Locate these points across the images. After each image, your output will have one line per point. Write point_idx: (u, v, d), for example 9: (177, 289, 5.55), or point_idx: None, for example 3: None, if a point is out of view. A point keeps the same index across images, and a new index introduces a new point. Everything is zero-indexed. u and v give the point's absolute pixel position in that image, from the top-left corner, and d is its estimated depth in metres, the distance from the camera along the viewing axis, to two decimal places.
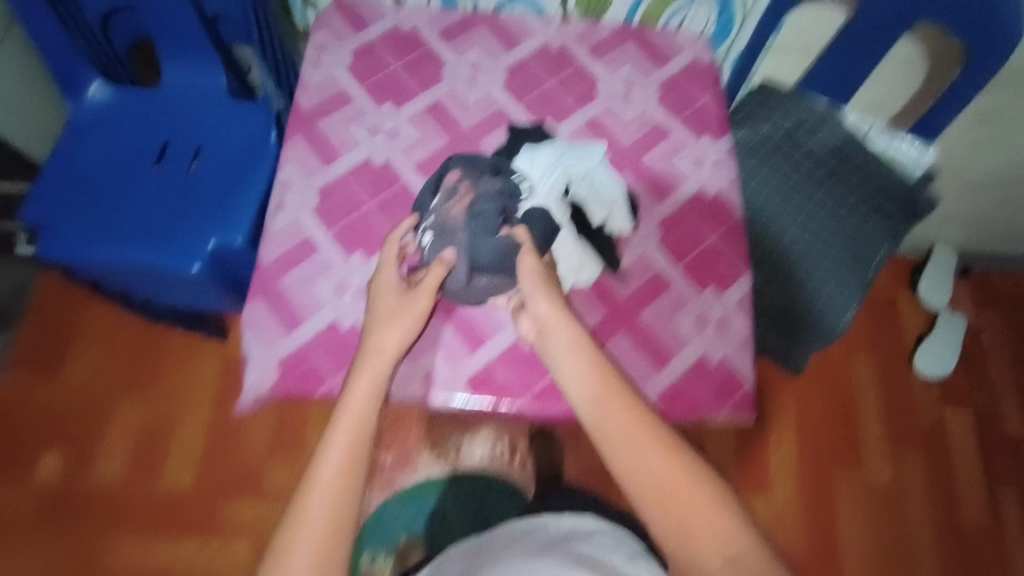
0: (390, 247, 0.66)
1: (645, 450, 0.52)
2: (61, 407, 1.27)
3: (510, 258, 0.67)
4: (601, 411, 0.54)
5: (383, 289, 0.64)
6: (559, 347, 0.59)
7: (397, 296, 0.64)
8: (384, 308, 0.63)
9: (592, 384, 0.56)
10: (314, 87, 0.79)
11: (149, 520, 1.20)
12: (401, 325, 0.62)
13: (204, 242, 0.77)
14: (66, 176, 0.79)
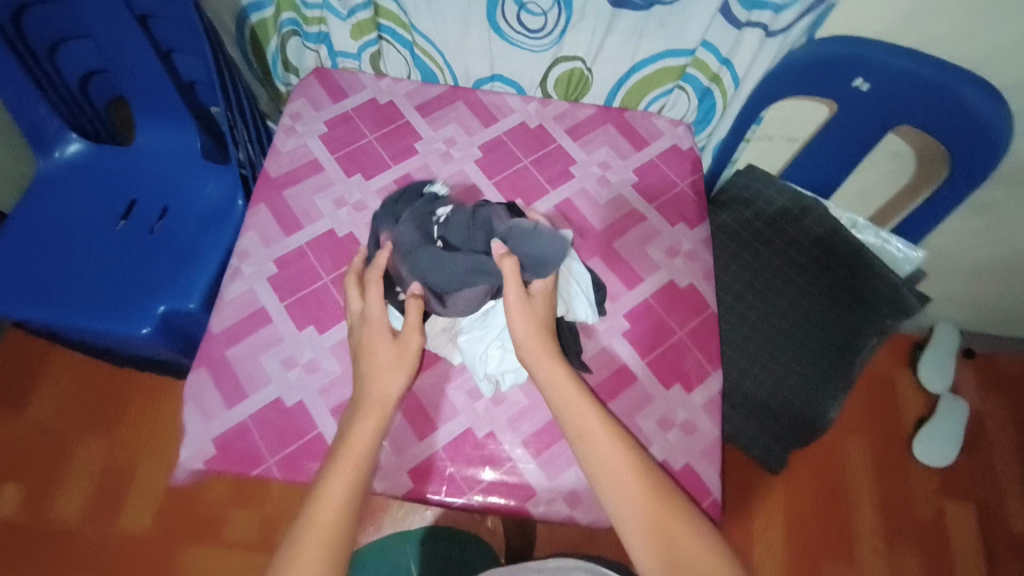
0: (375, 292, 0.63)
1: (629, 485, 0.57)
2: (18, 444, 1.20)
3: (470, 270, 0.64)
4: (592, 448, 0.58)
5: (376, 338, 0.62)
6: (550, 387, 0.61)
7: (392, 342, 0.62)
8: (376, 357, 0.61)
9: (584, 431, 0.59)
10: (286, 155, 0.80)
11: (101, 565, 1.12)
12: (400, 372, 0.61)
13: (156, 302, 0.74)
14: (29, 229, 0.78)
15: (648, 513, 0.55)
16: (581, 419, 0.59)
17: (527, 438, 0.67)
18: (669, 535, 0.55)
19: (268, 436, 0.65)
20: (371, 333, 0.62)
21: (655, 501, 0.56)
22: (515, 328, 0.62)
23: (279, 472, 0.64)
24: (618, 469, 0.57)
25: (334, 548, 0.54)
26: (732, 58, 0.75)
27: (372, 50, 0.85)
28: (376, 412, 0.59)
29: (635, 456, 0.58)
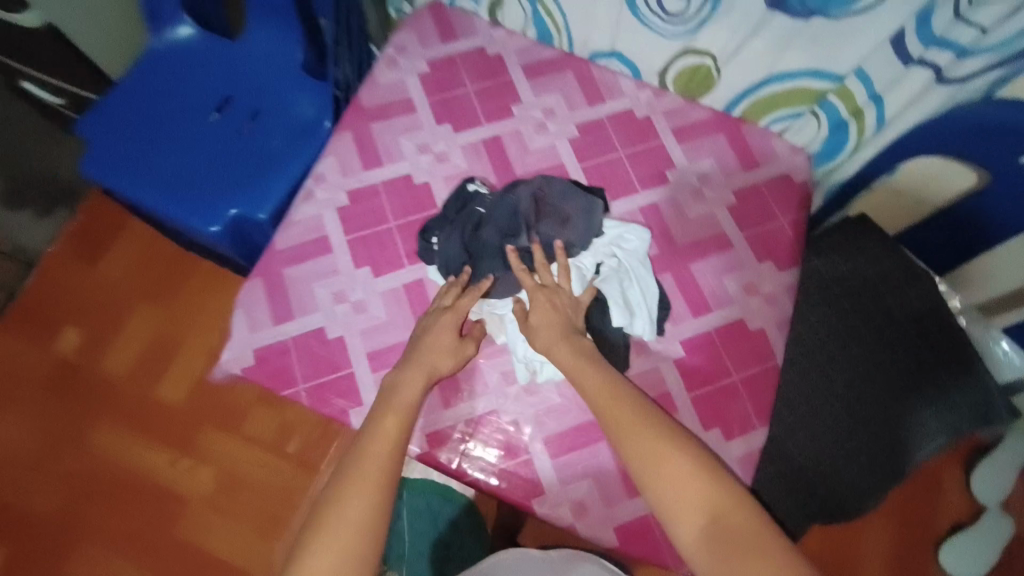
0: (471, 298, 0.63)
1: (638, 436, 0.55)
2: (88, 291, 1.30)
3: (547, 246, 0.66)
4: (603, 402, 0.57)
5: (444, 330, 0.62)
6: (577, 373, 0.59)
7: (454, 337, 0.62)
8: (433, 339, 0.61)
9: (601, 390, 0.58)
10: (382, 87, 0.78)
11: (134, 422, 1.22)
12: (451, 359, 0.61)
13: (230, 204, 0.75)
14: (133, 103, 0.81)
15: (672, 480, 0.53)
16: (600, 392, 0.57)
17: (549, 437, 0.64)
18: (696, 498, 0.52)
19: (304, 361, 0.65)
20: (440, 325, 0.62)
21: (678, 467, 0.53)
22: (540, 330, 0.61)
23: (306, 398, 0.65)
24: (638, 439, 0.55)
25: (386, 487, 0.54)
26: (884, 95, 0.67)
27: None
28: (421, 375, 0.60)
29: (655, 423, 0.55)
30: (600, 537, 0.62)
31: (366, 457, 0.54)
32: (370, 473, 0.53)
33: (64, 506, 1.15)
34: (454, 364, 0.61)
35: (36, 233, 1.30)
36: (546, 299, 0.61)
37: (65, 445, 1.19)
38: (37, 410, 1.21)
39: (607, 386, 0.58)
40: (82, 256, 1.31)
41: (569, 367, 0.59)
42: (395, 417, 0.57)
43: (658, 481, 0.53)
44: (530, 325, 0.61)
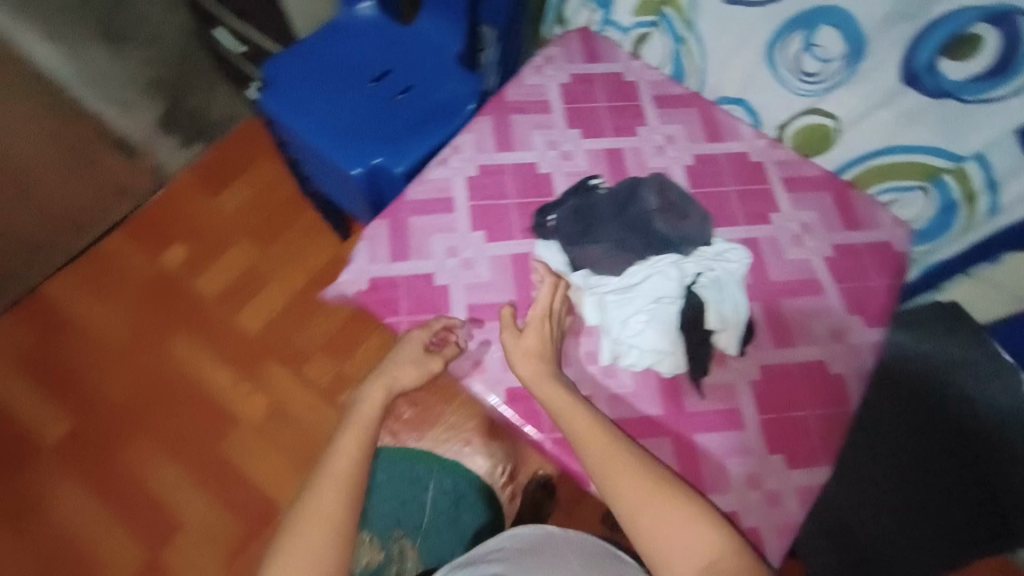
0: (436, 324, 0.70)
1: (623, 479, 0.58)
2: (201, 218, 1.44)
3: (667, 236, 0.74)
4: (589, 442, 0.60)
5: (414, 346, 0.68)
6: (561, 407, 0.62)
7: (422, 351, 0.68)
8: (401, 350, 0.68)
9: (584, 431, 0.61)
10: (527, 87, 0.87)
11: (211, 340, 1.33)
12: (414, 371, 0.67)
13: (372, 156, 0.85)
14: (311, 59, 0.94)
15: (662, 523, 0.55)
16: (588, 431, 0.61)
17: (617, 421, 0.67)
18: (689, 539, 0.55)
19: (411, 298, 0.72)
20: (410, 343, 0.68)
21: (668, 508, 0.56)
22: (521, 366, 0.65)
23: (407, 331, 0.71)
24: (627, 481, 0.58)
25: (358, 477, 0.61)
26: (1003, 182, 0.70)
27: (642, 31, 0.89)
28: (383, 388, 0.66)
29: (643, 468, 0.58)
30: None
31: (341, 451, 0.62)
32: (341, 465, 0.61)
33: (133, 399, 1.29)
34: (416, 376, 0.67)
35: (169, 155, 1.44)
36: (540, 322, 0.66)
37: (149, 346, 1.33)
38: (136, 311, 1.36)
39: (591, 423, 0.61)
40: (204, 188, 1.47)
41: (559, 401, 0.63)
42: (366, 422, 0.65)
43: (648, 523, 0.56)
44: (524, 341, 0.66)
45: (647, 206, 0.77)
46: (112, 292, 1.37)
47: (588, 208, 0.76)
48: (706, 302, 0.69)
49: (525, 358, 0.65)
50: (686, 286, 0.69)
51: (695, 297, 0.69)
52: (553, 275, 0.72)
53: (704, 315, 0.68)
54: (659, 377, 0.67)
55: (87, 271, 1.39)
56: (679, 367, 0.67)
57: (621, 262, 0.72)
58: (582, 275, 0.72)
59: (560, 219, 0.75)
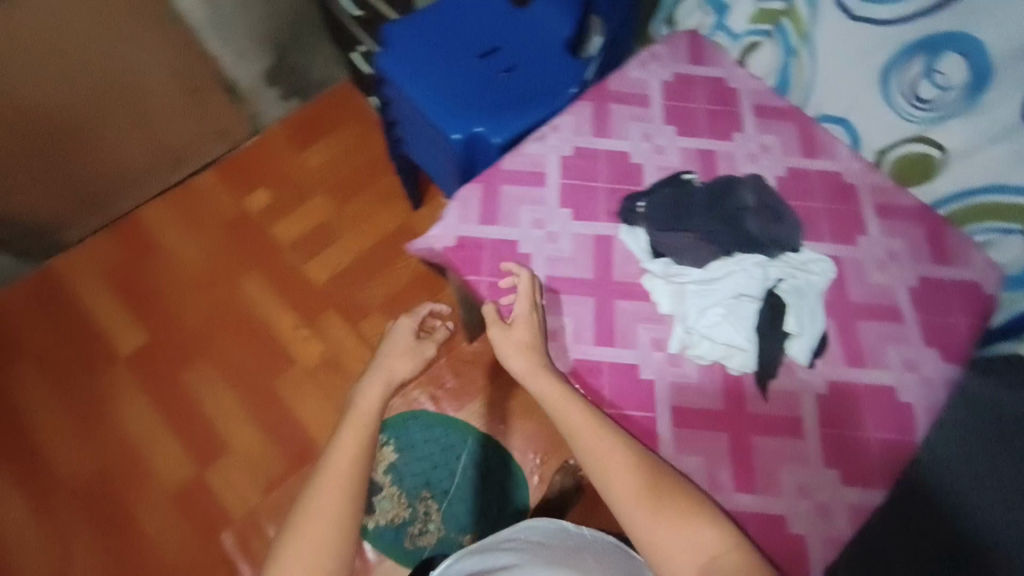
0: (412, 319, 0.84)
1: (619, 474, 0.60)
2: (287, 168, 1.52)
3: (756, 236, 0.75)
4: (585, 437, 0.62)
5: (402, 338, 0.80)
6: (552, 401, 0.65)
7: (411, 341, 0.80)
8: (394, 344, 0.79)
9: (578, 425, 0.63)
10: (629, 79, 0.89)
11: (280, 282, 1.41)
12: (408, 359, 0.78)
13: (472, 125, 0.89)
14: (427, 27, 0.99)
15: (661, 516, 0.56)
16: (585, 425, 0.62)
17: (677, 408, 0.68)
18: (689, 532, 0.56)
19: (493, 261, 0.75)
20: (399, 338, 0.80)
21: (665, 503, 0.58)
22: (516, 362, 0.68)
23: (485, 291, 0.74)
24: (623, 476, 0.59)
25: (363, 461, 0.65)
26: None
27: (753, 41, 0.89)
28: (381, 381, 0.75)
29: (637, 464, 0.60)
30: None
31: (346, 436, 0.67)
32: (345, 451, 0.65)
33: (203, 324, 1.36)
34: (412, 363, 0.78)
35: (268, 104, 1.52)
36: (527, 319, 0.69)
37: (223, 279, 1.41)
38: (215, 244, 1.44)
39: (585, 417, 0.63)
40: (294, 141, 1.55)
41: (554, 396, 0.65)
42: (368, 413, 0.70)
43: (648, 516, 0.57)
44: (512, 333, 0.69)
45: (740, 205, 0.77)
46: (196, 224, 1.46)
47: (679, 198, 0.78)
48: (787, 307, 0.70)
49: (519, 351, 0.67)
50: (768, 288, 0.71)
51: (776, 300, 0.70)
52: (635, 259, 0.74)
53: (783, 318, 0.70)
54: (725, 374, 0.68)
55: (178, 201, 1.49)
56: (749, 367, 0.68)
57: (706, 255, 0.74)
58: (663, 263, 0.74)
59: (649, 205, 0.77)
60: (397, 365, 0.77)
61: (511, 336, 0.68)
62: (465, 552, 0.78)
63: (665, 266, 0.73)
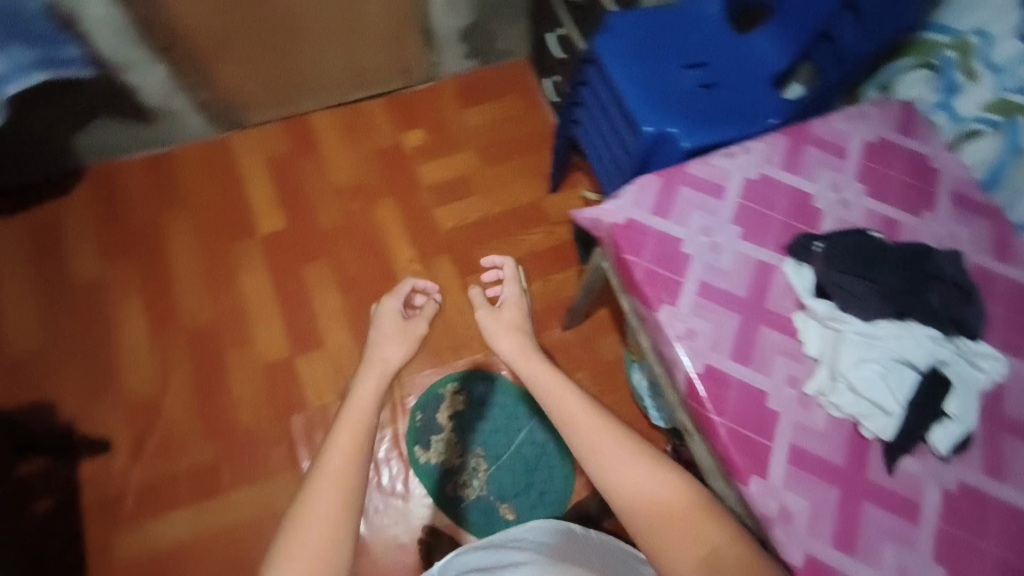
0: (389, 305, 0.93)
1: (615, 464, 0.64)
2: (447, 119, 1.61)
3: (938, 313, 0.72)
4: (578, 428, 0.68)
5: (390, 321, 0.89)
6: (546, 391, 0.73)
7: (400, 322, 0.89)
8: (383, 331, 0.87)
9: (574, 413, 0.69)
10: (832, 129, 0.89)
11: (409, 218, 1.49)
12: (400, 346, 0.84)
13: (667, 126, 0.89)
14: (647, 21, 0.98)
15: (660, 511, 0.60)
16: (581, 415, 0.69)
17: (794, 446, 0.67)
18: (690, 526, 0.59)
19: (654, 251, 0.77)
20: (388, 321, 0.89)
21: (664, 501, 0.61)
22: (504, 344, 0.83)
23: (639, 275, 0.76)
24: (622, 470, 0.63)
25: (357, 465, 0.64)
26: None
27: (975, 129, 0.88)
28: (377, 374, 0.77)
29: (638, 455, 0.64)
30: (789, 549, 0.63)
31: (339, 441, 0.65)
32: (338, 454, 0.64)
33: (332, 230, 1.47)
34: (405, 347, 0.84)
35: (452, 58, 1.59)
36: (514, 304, 0.90)
37: (362, 197, 1.51)
38: (364, 165, 1.54)
39: (582, 407, 0.70)
40: (461, 97, 1.63)
41: (550, 388, 0.73)
42: (360, 417, 0.69)
43: (645, 510, 0.61)
44: (504, 314, 0.88)
45: (926, 276, 0.74)
46: (352, 141, 1.57)
47: (864, 249, 0.75)
48: (949, 388, 0.67)
49: (509, 331, 0.84)
50: (934, 364, 0.68)
51: (940, 378, 0.67)
52: (794, 295, 0.75)
53: (943, 399, 0.67)
54: (854, 433, 0.68)
55: (345, 118, 1.59)
56: (885, 435, 0.66)
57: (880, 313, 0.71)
58: (825, 308, 0.73)
59: (828, 248, 0.76)
60: (390, 348, 0.82)
61: (500, 316, 0.87)
62: (471, 548, 0.87)
63: (826, 312, 0.72)
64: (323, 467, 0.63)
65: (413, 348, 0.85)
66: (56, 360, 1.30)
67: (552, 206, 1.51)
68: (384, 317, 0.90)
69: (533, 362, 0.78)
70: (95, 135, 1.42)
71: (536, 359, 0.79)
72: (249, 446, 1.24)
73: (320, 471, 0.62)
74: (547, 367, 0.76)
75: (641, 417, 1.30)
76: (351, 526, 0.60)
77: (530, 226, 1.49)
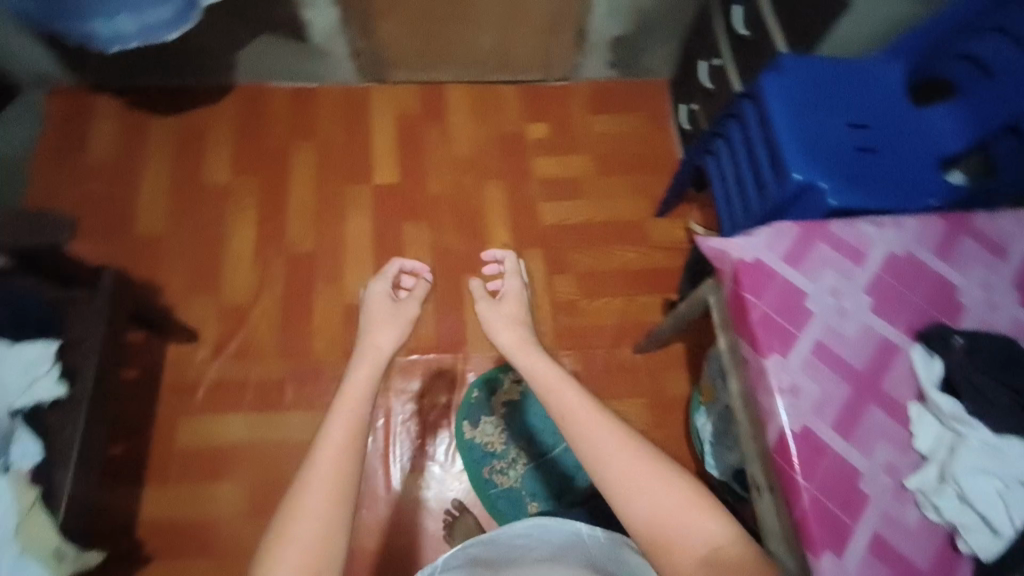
0: (378, 283, 0.89)
1: (616, 462, 0.64)
2: (573, 120, 1.62)
3: None
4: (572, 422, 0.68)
5: (378, 302, 0.86)
6: (542, 385, 0.74)
7: (389, 301, 0.86)
8: (376, 315, 0.83)
9: (571, 404, 0.70)
10: (996, 226, 0.83)
11: (513, 205, 1.52)
12: (392, 331, 0.81)
13: (819, 179, 0.85)
14: (822, 71, 0.94)
15: (663, 506, 0.61)
16: (580, 408, 0.69)
17: (877, 535, 0.64)
18: (693, 521, 0.61)
19: (777, 298, 0.75)
20: (375, 302, 0.85)
21: (662, 508, 0.61)
22: (506, 336, 0.82)
23: (756, 318, 0.74)
24: (621, 466, 0.64)
25: (354, 465, 0.65)
26: None
27: None
28: (372, 365, 0.75)
29: (638, 451, 0.65)
30: None
31: (329, 438, 0.66)
32: (329, 452, 0.65)
33: (439, 197, 1.52)
34: (397, 333, 0.81)
35: (594, 64, 1.61)
36: (515, 295, 0.89)
37: (474, 173, 1.55)
38: (483, 144, 1.59)
39: (582, 400, 0.70)
40: (591, 103, 1.64)
41: (549, 380, 0.73)
42: (351, 413, 0.69)
43: (648, 506, 0.62)
44: (505, 306, 0.87)
45: None
46: (479, 120, 1.61)
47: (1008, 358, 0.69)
48: None
49: (509, 323, 0.84)
50: None
51: None
52: (915, 383, 0.71)
53: None
54: (945, 541, 0.64)
55: (477, 96, 1.64)
56: (985, 554, 0.62)
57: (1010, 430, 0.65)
58: (951, 407, 0.67)
59: (970, 346, 0.70)
60: (379, 336, 0.80)
61: (501, 308, 0.86)
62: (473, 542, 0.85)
63: (951, 411, 0.67)
64: (315, 469, 0.64)
65: (406, 330, 0.83)
66: (171, 248, 1.42)
67: (654, 230, 1.50)
68: (372, 299, 0.86)
69: (531, 352, 0.78)
70: (257, 58, 1.51)
71: (538, 353, 0.78)
72: (317, 375, 1.31)
73: (313, 472, 0.63)
74: (547, 359, 0.77)
75: (690, 461, 1.27)
76: (345, 519, 0.62)
77: (628, 243, 1.48)
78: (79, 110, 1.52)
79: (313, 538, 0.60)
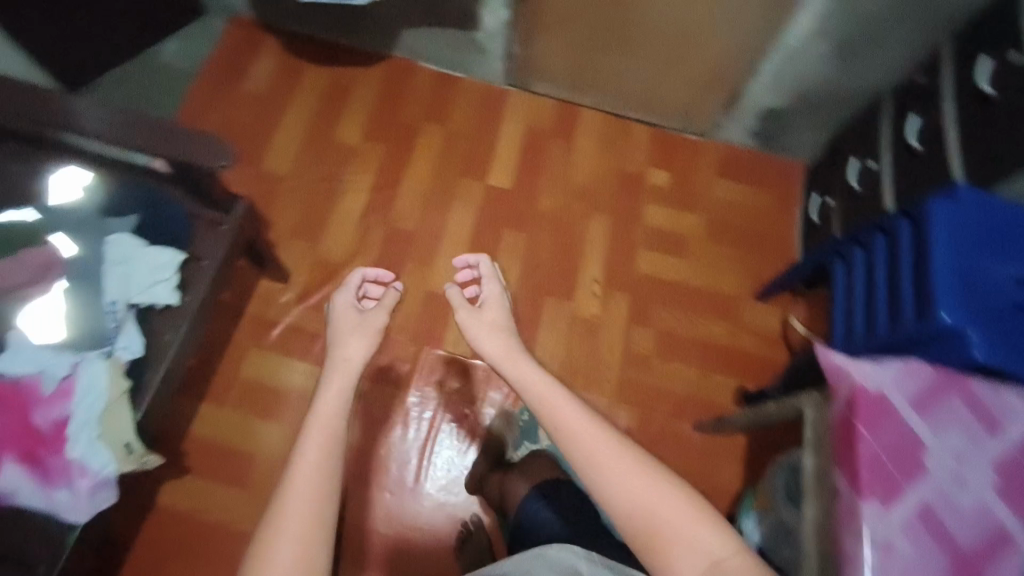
0: (341, 295, 0.94)
1: (608, 476, 0.63)
2: (697, 177, 1.59)
3: None
4: (566, 434, 0.67)
5: (343, 315, 0.89)
6: (534, 392, 0.72)
7: (354, 313, 0.90)
8: (340, 324, 0.87)
9: (566, 417, 0.68)
10: None
11: (613, 242, 1.51)
12: (360, 340, 0.83)
13: (968, 330, 0.78)
14: (1001, 213, 0.87)
15: (661, 519, 0.60)
16: (572, 419, 0.67)
17: None
18: (694, 534, 0.59)
19: (892, 441, 0.69)
20: (341, 316, 0.89)
21: (658, 525, 0.60)
22: (493, 347, 0.81)
23: (864, 456, 0.68)
24: (613, 477, 0.63)
25: (330, 483, 0.65)
26: None
27: None
28: (347, 374, 0.78)
29: (629, 460, 0.64)
30: None
31: (304, 456, 0.66)
32: (303, 469, 0.65)
33: (544, 215, 1.53)
34: (367, 339, 0.83)
35: (736, 128, 1.58)
36: (494, 300, 0.89)
37: (585, 201, 1.55)
38: (601, 176, 1.58)
39: (575, 410, 0.69)
40: (719, 166, 1.61)
41: (540, 389, 0.72)
42: (325, 427, 0.70)
43: (646, 523, 0.60)
44: (484, 313, 0.87)
45: None
46: (605, 152, 1.61)
47: None
48: None
49: (491, 331, 0.83)
50: None
51: None
52: None
53: None
54: None
55: (607, 128, 1.63)
56: None
57: None
58: None
59: None
60: (350, 345, 0.82)
61: (482, 316, 0.86)
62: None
63: None
64: (293, 481, 0.64)
65: (376, 338, 0.85)
66: (289, 189, 1.49)
67: (748, 310, 1.44)
68: (338, 311, 0.91)
69: (519, 361, 0.77)
70: (419, 39, 1.57)
71: (523, 360, 0.77)
72: (382, 349, 1.34)
73: (292, 480, 0.64)
74: (533, 366, 0.76)
75: None
76: (328, 531, 0.62)
77: (716, 315, 1.43)
78: (248, 41, 1.63)
79: (292, 557, 0.59)
